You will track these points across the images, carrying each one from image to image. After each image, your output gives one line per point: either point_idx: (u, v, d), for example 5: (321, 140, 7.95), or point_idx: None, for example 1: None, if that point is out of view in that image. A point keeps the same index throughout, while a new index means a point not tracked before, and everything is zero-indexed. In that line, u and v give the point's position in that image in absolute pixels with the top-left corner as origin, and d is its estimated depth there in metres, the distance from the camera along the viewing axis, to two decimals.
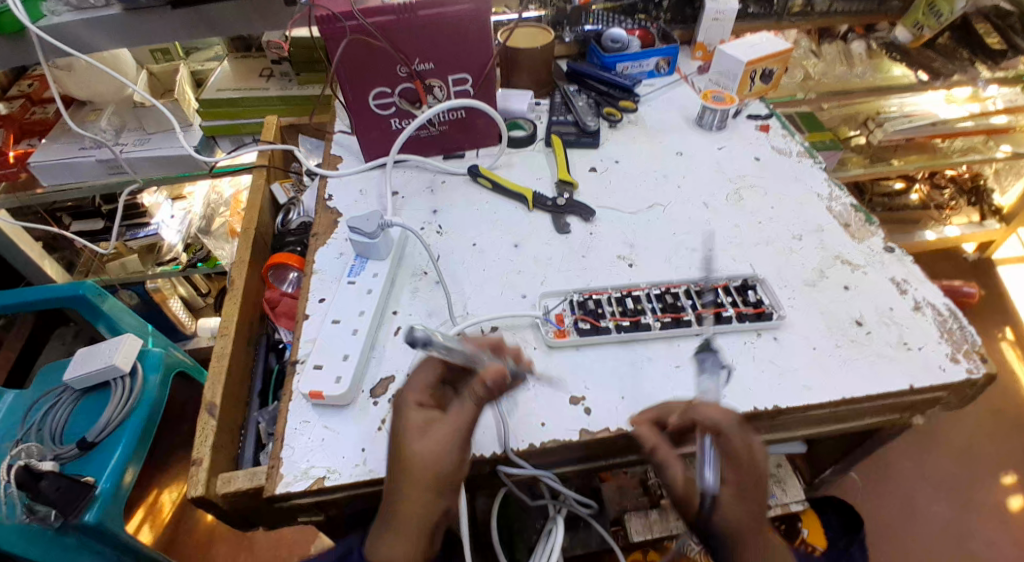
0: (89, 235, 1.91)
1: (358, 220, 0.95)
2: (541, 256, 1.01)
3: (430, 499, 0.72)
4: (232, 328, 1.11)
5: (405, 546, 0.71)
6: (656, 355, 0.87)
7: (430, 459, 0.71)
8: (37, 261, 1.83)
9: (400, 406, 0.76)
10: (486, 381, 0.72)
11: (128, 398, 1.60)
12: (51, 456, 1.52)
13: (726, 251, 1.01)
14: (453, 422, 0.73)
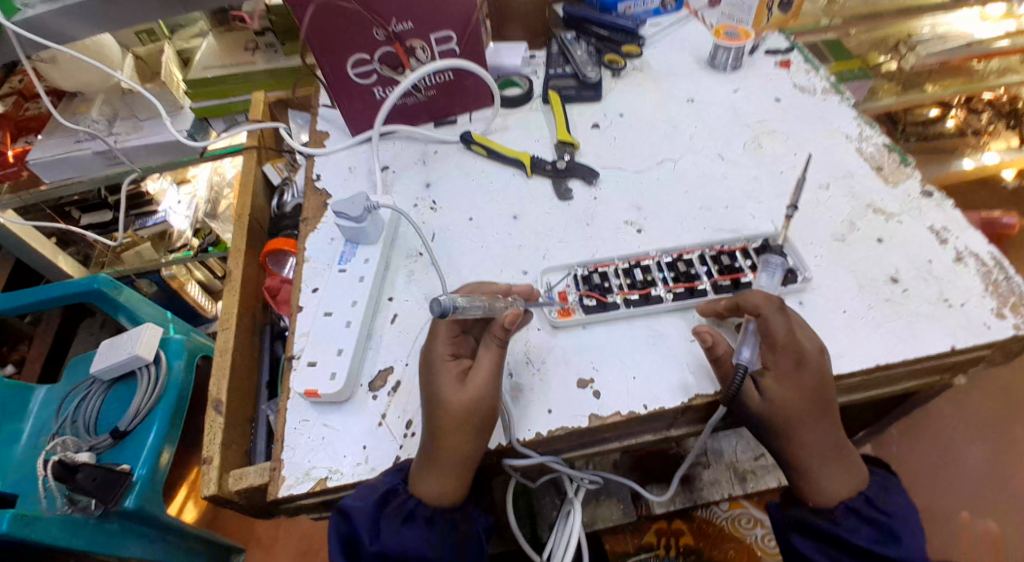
0: (99, 227, 1.88)
1: (343, 204, 0.88)
2: (542, 227, 0.94)
3: (471, 440, 0.73)
4: (233, 322, 1.08)
5: (449, 482, 0.74)
6: (670, 330, 0.81)
7: (464, 404, 0.72)
8: (51, 259, 1.80)
9: (432, 356, 0.77)
10: (505, 323, 0.73)
11: (156, 387, 1.58)
12: (86, 449, 1.51)
13: (745, 207, 0.93)
14: (483, 369, 0.74)
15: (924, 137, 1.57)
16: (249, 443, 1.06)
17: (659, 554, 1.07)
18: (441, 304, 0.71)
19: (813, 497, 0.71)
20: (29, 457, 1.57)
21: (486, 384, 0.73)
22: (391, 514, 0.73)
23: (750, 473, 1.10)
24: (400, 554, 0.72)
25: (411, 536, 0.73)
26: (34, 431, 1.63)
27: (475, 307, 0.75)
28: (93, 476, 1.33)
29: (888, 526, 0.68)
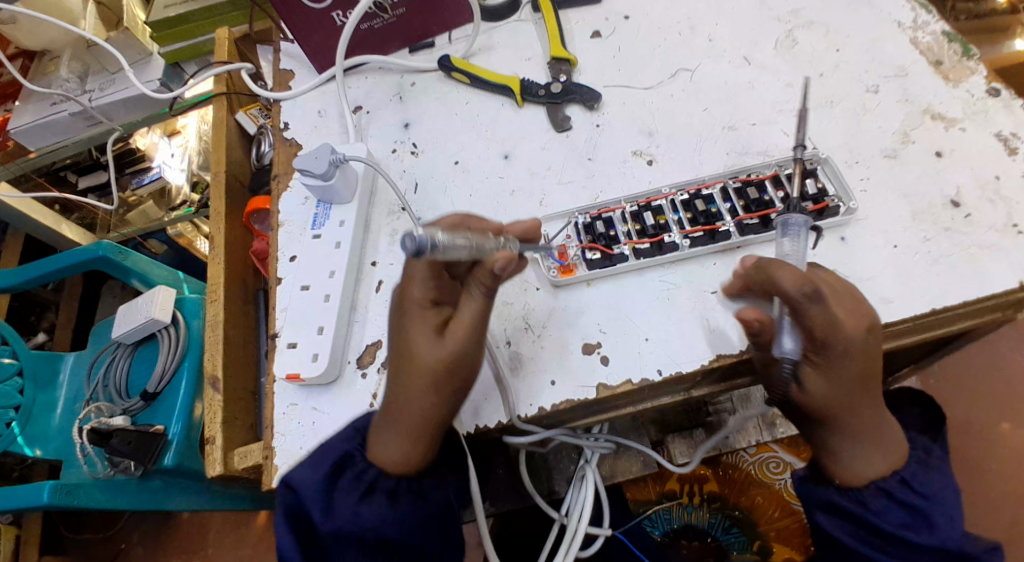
0: (99, 190, 1.55)
1: (305, 160, 0.77)
2: (537, 165, 0.82)
3: (432, 395, 0.63)
4: (221, 292, 0.97)
5: (411, 448, 0.64)
6: (688, 281, 0.70)
7: (432, 361, 0.62)
8: (53, 227, 1.50)
9: (404, 301, 0.66)
10: (494, 267, 0.59)
11: (182, 343, 1.26)
12: (120, 414, 1.22)
13: (779, 122, 0.79)
14: (460, 318, 0.62)
15: (976, 15, 1.31)
16: (255, 415, 1.00)
17: (682, 502, 1.05)
18: (415, 239, 0.55)
19: (840, 475, 0.63)
20: (69, 424, 1.28)
21: (465, 334, 0.62)
22: (345, 485, 0.64)
23: (778, 418, 1.03)
24: (356, 533, 0.61)
25: (369, 510, 0.62)
26: (69, 395, 1.32)
27: (460, 246, 0.59)
28: (129, 442, 1.09)
29: (923, 511, 0.61)
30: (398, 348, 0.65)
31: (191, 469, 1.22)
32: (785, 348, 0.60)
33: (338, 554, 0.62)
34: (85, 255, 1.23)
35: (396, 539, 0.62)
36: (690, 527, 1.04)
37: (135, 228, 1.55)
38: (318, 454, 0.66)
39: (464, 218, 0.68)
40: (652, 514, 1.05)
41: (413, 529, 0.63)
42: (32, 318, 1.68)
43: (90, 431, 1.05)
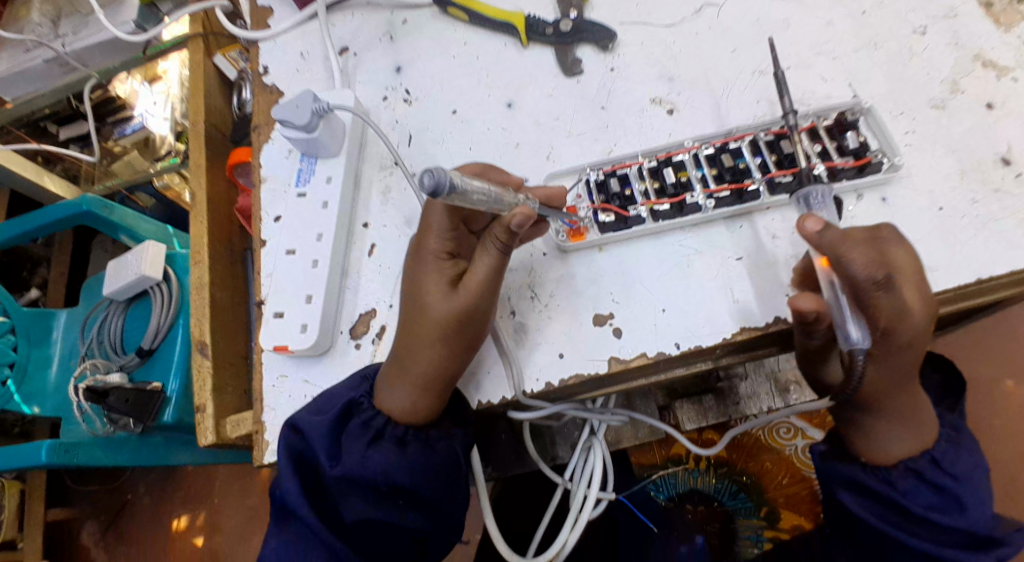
0: (81, 142, 1.43)
1: (285, 110, 0.69)
2: (544, 115, 0.74)
3: (439, 348, 0.58)
4: (205, 253, 0.89)
5: (418, 400, 0.59)
6: (710, 246, 0.64)
7: (445, 312, 0.57)
8: (35, 179, 1.35)
9: (418, 251, 0.61)
10: (511, 225, 0.54)
11: (176, 300, 1.14)
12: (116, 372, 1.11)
13: (815, 67, 0.71)
14: (476, 271, 0.58)
15: None
16: (248, 380, 0.92)
17: (688, 467, 1.01)
18: (435, 178, 0.48)
19: (869, 452, 0.58)
20: (65, 382, 1.18)
21: (480, 288, 0.57)
22: (353, 431, 0.59)
23: (793, 383, 0.97)
24: (365, 478, 0.56)
25: (377, 456, 0.57)
26: (63, 352, 1.21)
27: (476, 193, 0.54)
28: (126, 399, 1.02)
29: (952, 492, 0.56)
30: (408, 298, 0.61)
31: (191, 424, 1.14)
32: (852, 338, 0.50)
33: (344, 500, 0.57)
34: (73, 210, 1.15)
35: (407, 487, 0.57)
36: (696, 492, 1.00)
37: (120, 180, 1.43)
38: (323, 397, 0.61)
39: (486, 167, 0.65)
40: (656, 478, 1.01)
41: (423, 478, 0.58)
42: (23, 274, 1.54)
43: (85, 388, 0.99)
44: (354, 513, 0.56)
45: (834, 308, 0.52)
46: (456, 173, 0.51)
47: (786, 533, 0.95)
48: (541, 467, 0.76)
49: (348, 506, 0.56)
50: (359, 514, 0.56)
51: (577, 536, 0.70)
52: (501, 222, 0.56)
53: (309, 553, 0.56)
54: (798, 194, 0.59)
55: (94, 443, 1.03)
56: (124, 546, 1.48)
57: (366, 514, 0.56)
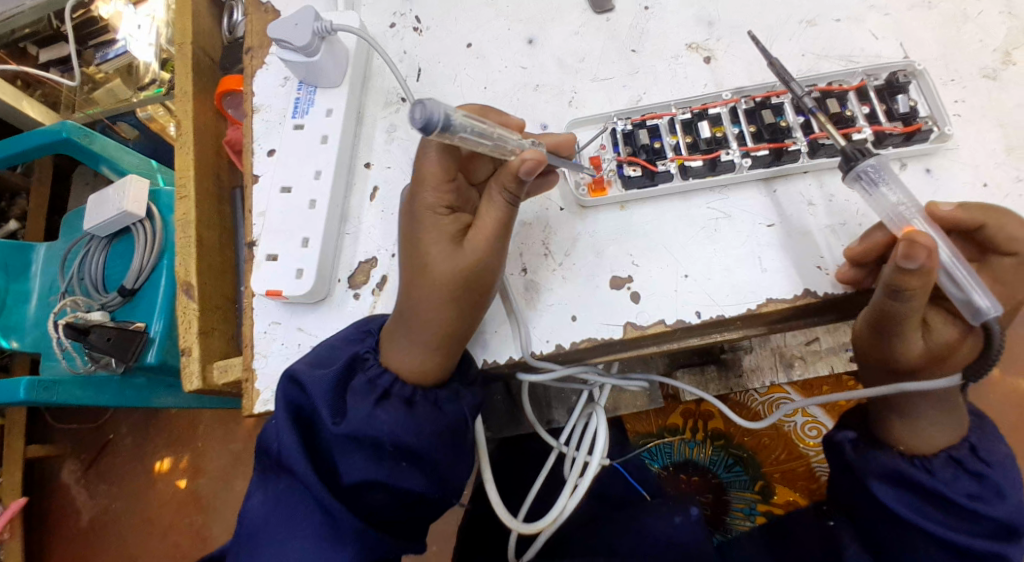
0: (62, 66, 1.30)
1: (282, 28, 0.63)
2: (568, 56, 0.68)
3: (448, 307, 0.54)
4: (190, 187, 0.83)
5: (429, 359, 0.56)
6: (741, 209, 0.60)
7: (451, 270, 0.53)
8: (16, 105, 1.23)
9: (412, 204, 0.55)
10: (519, 171, 0.50)
11: (160, 241, 1.08)
12: (97, 310, 1.05)
13: (867, 21, 0.65)
14: (482, 225, 0.53)
15: None
16: (236, 327, 0.86)
17: (685, 437, 0.99)
18: (426, 112, 0.44)
19: (905, 441, 0.57)
20: (47, 316, 1.12)
21: (487, 244, 0.53)
22: (359, 388, 0.56)
23: (797, 359, 0.94)
24: (370, 439, 0.53)
25: (384, 416, 0.54)
26: (42, 288, 1.15)
27: (472, 137, 0.49)
28: (109, 337, 0.97)
29: (991, 480, 0.55)
30: (408, 252, 0.56)
31: (175, 368, 1.09)
32: (981, 306, 0.47)
33: (344, 458, 0.54)
34: (51, 134, 1.06)
35: (416, 450, 0.54)
36: (690, 462, 0.98)
37: (102, 109, 1.31)
38: (323, 350, 0.58)
39: (484, 108, 0.58)
40: (651, 447, 0.99)
41: (432, 440, 0.55)
42: (1, 205, 1.47)
43: (66, 324, 0.94)
44: (354, 472, 0.53)
45: (954, 275, 0.48)
46: (453, 109, 0.46)
47: (780, 507, 0.91)
48: (537, 430, 0.70)
49: (349, 464, 0.53)
50: (361, 473, 0.53)
51: (577, 502, 0.65)
52: (508, 168, 0.51)
53: (303, 512, 0.54)
54: (853, 168, 0.51)
55: (75, 380, 0.99)
56: (105, 484, 1.45)
57: (367, 472, 0.53)
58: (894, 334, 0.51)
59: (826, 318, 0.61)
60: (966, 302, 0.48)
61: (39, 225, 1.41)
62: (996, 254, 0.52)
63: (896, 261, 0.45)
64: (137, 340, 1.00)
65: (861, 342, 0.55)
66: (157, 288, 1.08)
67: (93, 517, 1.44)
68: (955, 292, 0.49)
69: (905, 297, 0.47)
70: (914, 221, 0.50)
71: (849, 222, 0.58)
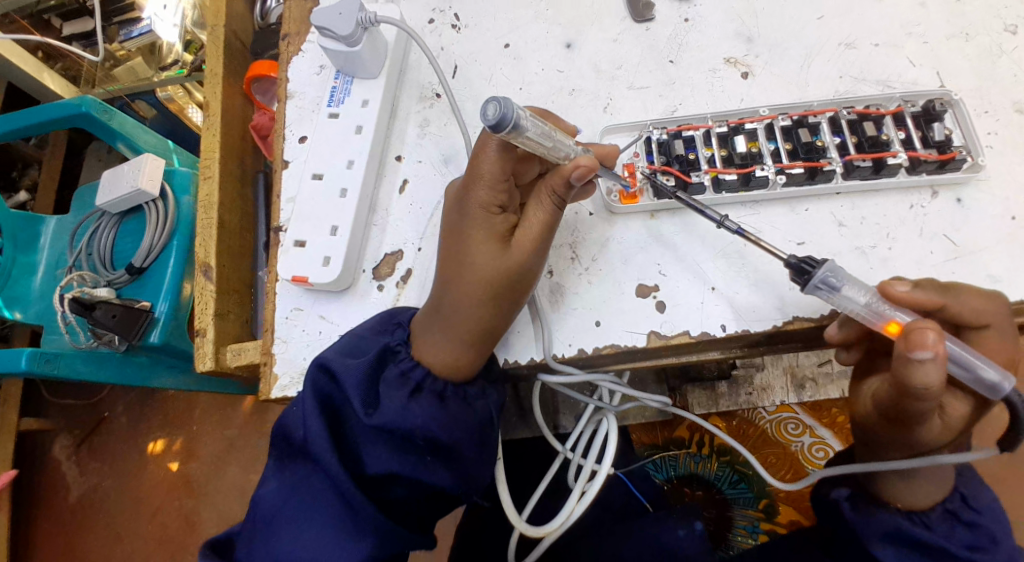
0: (85, 40, 1.28)
1: (327, 16, 0.63)
2: (605, 63, 0.68)
3: (488, 306, 0.54)
4: (215, 169, 0.83)
5: (462, 355, 0.56)
6: (771, 225, 0.60)
7: (495, 271, 0.53)
8: (36, 75, 1.23)
9: (464, 201, 0.55)
10: (569, 176, 0.51)
11: (173, 219, 1.08)
12: (104, 287, 1.05)
13: (904, 48, 0.66)
14: (529, 227, 0.54)
15: None
16: (251, 312, 0.86)
17: (691, 450, 0.99)
18: (501, 111, 0.45)
19: (902, 497, 0.55)
20: (52, 290, 1.11)
21: (535, 247, 0.53)
22: (390, 379, 0.56)
23: (810, 381, 0.93)
24: (403, 430, 0.54)
25: (418, 409, 0.55)
26: (50, 260, 1.14)
27: (535, 141, 0.50)
28: (114, 315, 0.96)
29: (985, 528, 0.54)
30: (451, 249, 0.56)
31: (180, 348, 1.08)
32: (995, 382, 0.45)
33: (369, 449, 0.54)
34: (68, 109, 1.06)
35: (444, 442, 0.55)
36: (696, 477, 0.98)
37: (122, 86, 1.31)
38: (353, 339, 0.58)
39: (544, 114, 0.60)
40: (656, 459, 0.99)
41: (462, 435, 0.56)
42: (13, 174, 1.46)
43: (72, 299, 0.94)
44: (379, 463, 0.53)
45: (956, 357, 0.46)
46: (523, 111, 0.48)
47: (783, 527, 0.93)
48: (544, 434, 0.70)
49: (373, 455, 0.54)
50: (385, 464, 0.53)
51: (585, 507, 0.64)
52: (558, 172, 0.52)
53: (316, 501, 0.54)
54: (809, 281, 0.50)
55: (78, 355, 0.96)
56: (97, 462, 1.45)
57: (392, 464, 0.53)
58: (914, 424, 0.48)
59: None
60: (976, 381, 0.46)
61: (49, 197, 1.41)
62: (970, 328, 0.50)
63: (905, 352, 0.43)
64: (142, 317, 0.99)
65: (872, 431, 0.53)
66: (164, 268, 1.07)
67: (84, 494, 1.43)
68: (961, 372, 0.46)
69: (924, 397, 0.44)
70: (893, 315, 0.48)
71: (879, 245, 0.59)
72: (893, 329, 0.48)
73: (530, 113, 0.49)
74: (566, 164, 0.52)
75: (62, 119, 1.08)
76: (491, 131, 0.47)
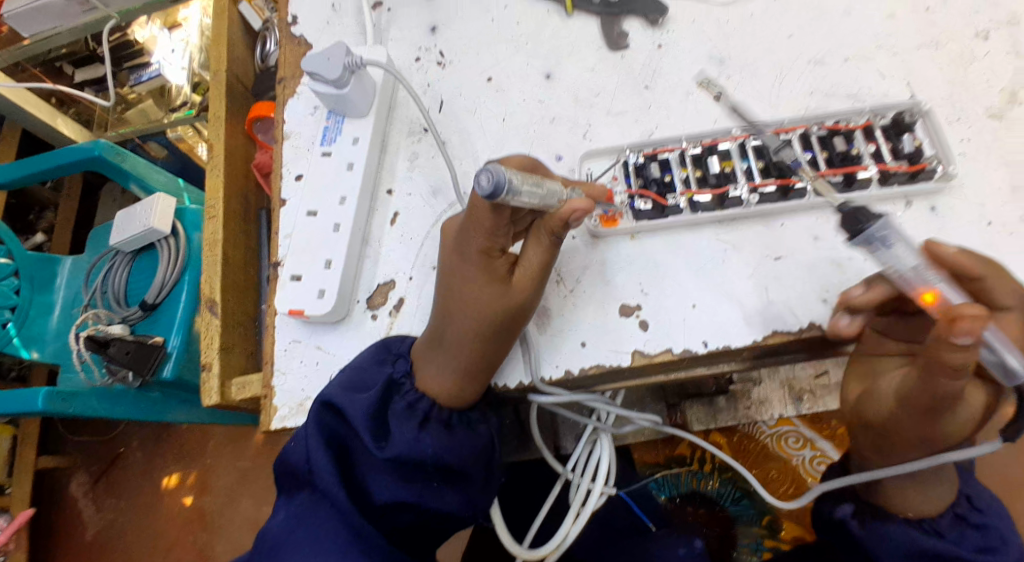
0: (96, 85, 1.35)
1: (316, 61, 0.66)
2: (583, 91, 0.71)
3: (490, 340, 0.56)
4: (218, 206, 0.86)
5: (463, 386, 0.58)
6: (747, 241, 0.62)
7: (497, 310, 0.55)
8: (50, 122, 1.29)
9: (464, 244, 0.57)
10: (568, 220, 0.53)
11: (183, 255, 1.11)
12: (118, 323, 1.08)
13: (874, 61, 0.68)
14: (530, 266, 0.56)
15: None
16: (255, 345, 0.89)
17: (692, 468, 0.99)
18: (493, 177, 0.47)
19: (908, 508, 0.58)
20: (68, 328, 1.15)
21: (534, 284, 0.56)
22: (399, 412, 0.59)
23: (807, 392, 0.94)
24: (415, 460, 0.56)
25: (429, 438, 0.57)
26: (66, 299, 1.18)
27: (531, 192, 0.51)
28: (127, 351, 0.98)
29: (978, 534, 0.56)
30: (449, 285, 0.58)
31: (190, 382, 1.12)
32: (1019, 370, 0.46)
33: (378, 479, 0.56)
34: (81, 153, 1.11)
35: (455, 468, 0.57)
36: (698, 494, 0.98)
37: (133, 129, 1.34)
38: (355, 372, 0.59)
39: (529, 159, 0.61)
40: (658, 477, 0.99)
41: (469, 460, 0.58)
42: (30, 218, 1.52)
43: (87, 338, 0.95)
44: (386, 492, 0.56)
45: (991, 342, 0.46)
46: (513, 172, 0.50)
47: (786, 543, 0.94)
48: (543, 455, 0.70)
49: (381, 487, 0.56)
50: (393, 494, 0.55)
51: (580, 529, 0.66)
52: (554, 215, 0.54)
53: (320, 532, 0.55)
54: (862, 230, 0.51)
55: (92, 392, 0.98)
56: (113, 498, 1.47)
57: (399, 494, 0.56)
58: (940, 412, 0.49)
59: (825, 347, 0.63)
60: (1001, 366, 0.47)
61: (64, 238, 1.46)
62: None
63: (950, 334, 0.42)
64: (155, 354, 1.02)
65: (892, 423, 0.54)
66: (174, 304, 1.11)
67: (99, 530, 1.45)
68: (991, 356, 0.47)
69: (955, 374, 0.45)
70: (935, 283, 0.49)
71: (854, 256, 0.60)
72: (930, 298, 0.49)
73: (520, 173, 0.51)
74: (561, 207, 0.53)
75: (80, 164, 1.14)
76: (488, 198, 0.49)
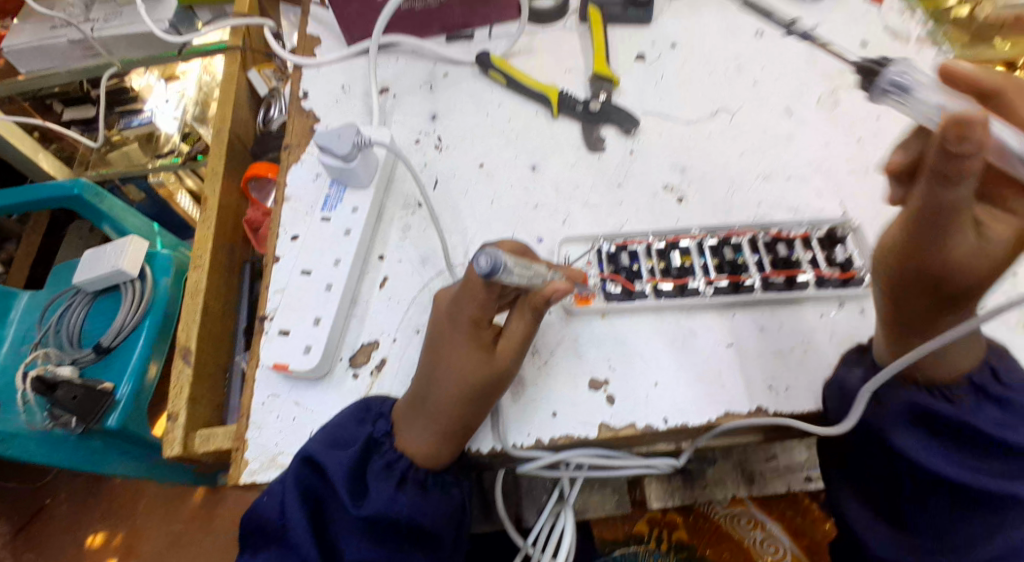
0: (84, 125, 1.38)
1: (327, 138, 0.73)
2: (564, 184, 0.79)
3: (471, 404, 0.60)
4: (206, 258, 0.89)
5: (440, 446, 0.62)
6: (704, 328, 0.69)
7: (480, 377, 0.60)
8: (30, 155, 1.30)
9: (455, 313, 0.62)
10: (549, 299, 0.58)
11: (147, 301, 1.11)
12: (68, 365, 1.07)
13: (814, 182, 0.78)
14: (512, 338, 0.61)
15: None
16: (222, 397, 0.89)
17: (649, 547, 1.01)
18: (491, 260, 0.53)
19: (926, 373, 0.55)
20: (14, 364, 1.12)
21: (515, 355, 0.61)
22: (377, 471, 0.61)
23: (757, 476, 0.99)
24: (390, 519, 0.58)
25: (405, 498, 0.59)
26: (17, 335, 1.16)
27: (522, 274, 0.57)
28: (75, 396, 0.97)
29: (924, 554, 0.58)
30: (436, 350, 0.62)
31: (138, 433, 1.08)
32: None
33: (351, 540, 0.57)
34: (60, 192, 1.12)
35: (427, 530, 0.59)
36: None
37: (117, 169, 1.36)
38: (337, 428, 0.62)
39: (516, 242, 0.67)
40: (617, 554, 1.00)
41: (441, 522, 0.61)
42: None
43: (35, 378, 0.95)
44: (357, 552, 0.57)
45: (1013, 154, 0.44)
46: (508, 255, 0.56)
47: None
48: (506, 526, 0.73)
49: (353, 547, 0.57)
50: (363, 555, 0.57)
51: None
52: (538, 294, 0.59)
53: None
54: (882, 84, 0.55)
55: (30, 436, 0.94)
56: (31, 552, 1.37)
57: (371, 555, 0.57)
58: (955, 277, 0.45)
59: (771, 431, 0.69)
60: None
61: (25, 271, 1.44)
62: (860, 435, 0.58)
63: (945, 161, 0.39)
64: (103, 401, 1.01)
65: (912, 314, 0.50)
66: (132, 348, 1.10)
67: None
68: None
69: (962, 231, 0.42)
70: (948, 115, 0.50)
71: (796, 349, 0.68)
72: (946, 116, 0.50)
73: (513, 256, 0.57)
74: (544, 286, 0.59)
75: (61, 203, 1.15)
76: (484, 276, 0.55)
